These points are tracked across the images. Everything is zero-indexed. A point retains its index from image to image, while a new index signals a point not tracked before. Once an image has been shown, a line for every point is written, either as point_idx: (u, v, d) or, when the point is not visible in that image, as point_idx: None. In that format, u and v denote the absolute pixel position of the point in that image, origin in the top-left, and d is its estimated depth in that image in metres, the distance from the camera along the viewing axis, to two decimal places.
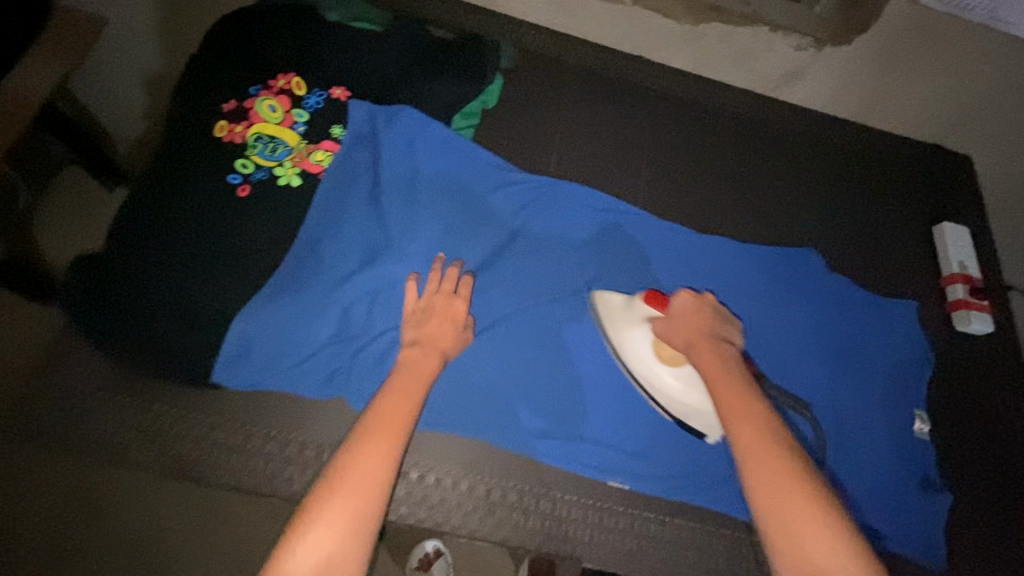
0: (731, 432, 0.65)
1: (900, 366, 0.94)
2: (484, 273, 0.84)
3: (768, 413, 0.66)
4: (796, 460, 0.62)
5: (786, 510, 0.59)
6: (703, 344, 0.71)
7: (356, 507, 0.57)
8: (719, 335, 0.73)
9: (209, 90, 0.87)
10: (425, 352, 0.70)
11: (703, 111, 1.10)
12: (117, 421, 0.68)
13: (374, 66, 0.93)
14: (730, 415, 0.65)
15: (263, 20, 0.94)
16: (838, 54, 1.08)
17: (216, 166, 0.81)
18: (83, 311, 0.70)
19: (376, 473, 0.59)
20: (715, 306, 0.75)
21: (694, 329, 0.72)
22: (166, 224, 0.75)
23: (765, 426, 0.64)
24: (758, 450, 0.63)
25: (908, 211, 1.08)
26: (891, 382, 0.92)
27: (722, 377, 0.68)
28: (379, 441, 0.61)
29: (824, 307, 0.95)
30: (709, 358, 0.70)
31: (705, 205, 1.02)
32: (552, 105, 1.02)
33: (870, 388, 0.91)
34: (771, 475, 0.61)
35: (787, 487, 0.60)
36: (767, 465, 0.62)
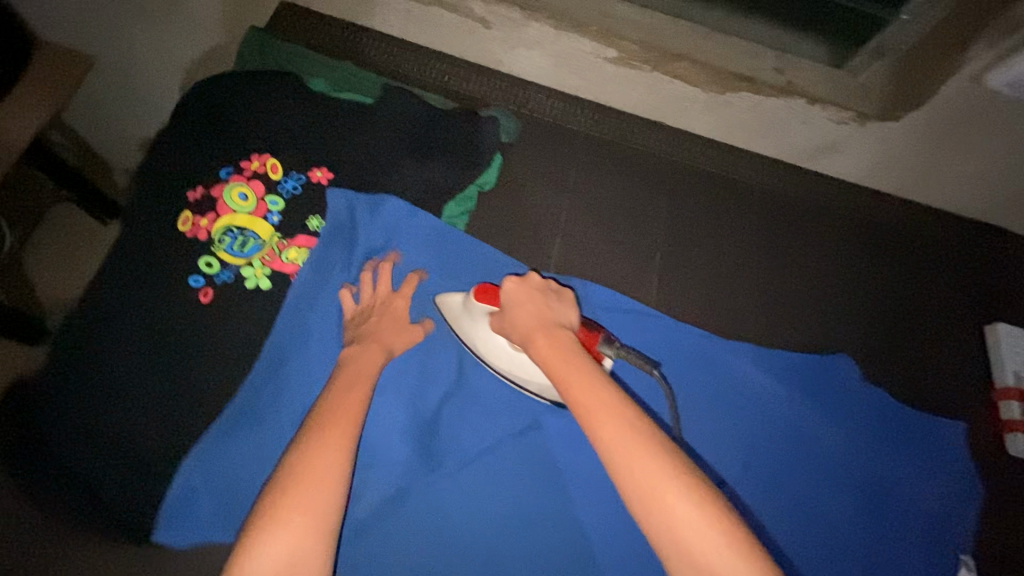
0: (591, 434, 0.55)
1: (939, 499, 0.83)
2: (470, 391, 0.75)
3: (613, 391, 0.57)
4: (652, 438, 0.54)
5: (653, 505, 0.51)
6: (539, 334, 0.62)
7: (312, 502, 0.53)
8: (552, 318, 0.64)
9: (176, 175, 0.80)
10: (363, 348, 0.69)
11: (727, 188, 0.99)
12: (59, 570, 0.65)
13: (359, 144, 0.84)
14: (583, 411, 0.56)
15: (239, 89, 0.86)
16: (886, 129, 0.91)
17: (176, 270, 0.74)
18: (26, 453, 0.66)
19: (337, 466, 0.55)
20: (542, 285, 0.67)
21: (530, 322, 0.63)
22: (113, 349, 0.69)
23: (613, 411, 0.56)
24: (624, 452, 0.53)
25: (955, 305, 0.96)
26: (925, 517, 0.83)
27: (566, 363, 0.59)
28: (336, 434, 0.57)
29: (850, 426, 0.85)
30: (547, 348, 0.61)
31: (723, 299, 0.92)
32: (555, 185, 0.93)
33: (898, 525, 0.82)
34: (636, 466, 0.52)
35: (654, 482, 0.52)
36: (636, 460, 0.53)
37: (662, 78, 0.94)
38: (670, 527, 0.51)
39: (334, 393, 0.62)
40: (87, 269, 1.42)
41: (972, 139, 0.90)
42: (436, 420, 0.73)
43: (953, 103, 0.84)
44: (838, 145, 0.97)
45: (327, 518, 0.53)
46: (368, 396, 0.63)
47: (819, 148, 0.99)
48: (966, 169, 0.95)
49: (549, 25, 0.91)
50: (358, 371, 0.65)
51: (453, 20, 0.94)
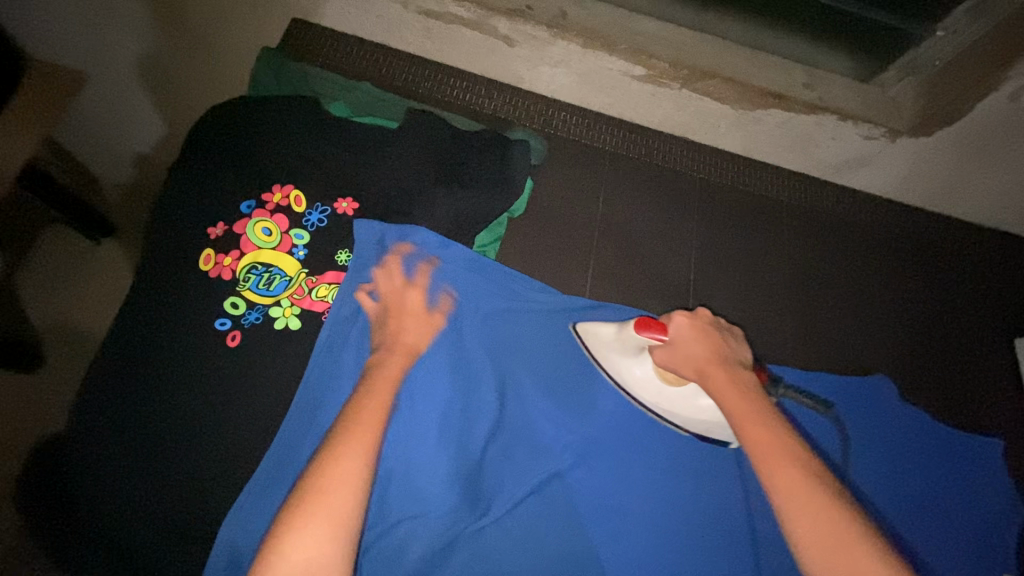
0: (767, 480, 0.54)
1: (1013, 526, 0.77)
2: (514, 430, 0.73)
3: (792, 438, 0.57)
4: (836, 495, 0.53)
5: (839, 567, 0.49)
6: (717, 371, 0.62)
7: (333, 508, 0.51)
8: (729, 357, 0.64)
9: (194, 209, 0.76)
10: (388, 354, 0.67)
11: (757, 206, 0.97)
12: None
13: (384, 171, 0.81)
14: (760, 454, 0.56)
15: (254, 115, 0.82)
16: (916, 145, 0.91)
17: (200, 312, 0.70)
18: (61, 515, 0.64)
19: (359, 473, 0.53)
20: (714, 322, 0.66)
21: (703, 356, 0.64)
22: (142, 402, 0.66)
23: (796, 459, 0.55)
24: (805, 504, 0.52)
25: (986, 318, 0.96)
26: (1007, 550, 0.75)
27: (741, 402, 0.59)
28: (357, 442, 0.55)
29: (914, 452, 0.79)
30: (723, 384, 0.61)
31: (759, 320, 0.90)
32: (584, 209, 0.91)
33: (980, 560, 0.74)
34: (813, 520, 0.51)
35: (839, 536, 0.50)
36: (814, 510, 0.52)
37: (691, 95, 0.92)
38: None
39: (365, 393, 0.61)
40: (84, 292, 1.35)
41: (1001, 152, 0.89)
42: (482, 463, 0.72)
43: (986, 118, 0.84)
44: (865, 160, 0.97)
45: (347, 523, 0.51)
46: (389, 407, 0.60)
47: (846, 163, 0.98)
48: (992, 182, 0.95)
49: (576, 43, 0.88)
50: (386, 375, 0.64)
51: (475, 38, 0.91)
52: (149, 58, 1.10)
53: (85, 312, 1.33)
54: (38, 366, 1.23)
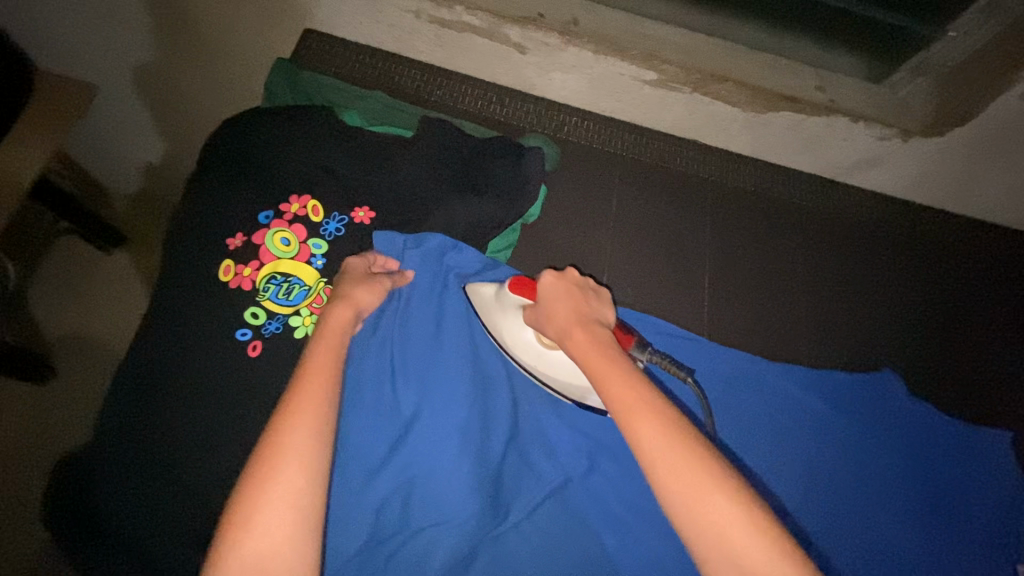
0: (628, 435, 0.50)
1: (1002, 512, 0.81)
2: (533, 435, 0.73)
3: (648, 386, 0.52)
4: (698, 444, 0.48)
5: (705, 518, 0.45)
6: (575, 328, 0.59)
7: (291, 483, 0.49)
8: (590, 314, 0.61)
9: (212, 220, 0.76)
10: (333, 307, 0.64)
11: (769, 208, 0.97)
12: None
13: (400, 180, 0.81)
14: (619, 407, 0.51)
15: (269, 126, 0.83)
16: (926, 145, 0.91)
17: (220, 323, 0.71)
18: (83, 527, 0.64)
19: (313, 443, 0.51)
20: (580, 281, 0.65)
21: (567, 315, 0.61)
22: (166, 412, 0.67)
23: (650, 407, 0.50)
24: (664, 454, 0.47)
25: (1000, 316, 0.95)
26: (992, 533, 0.79)
27: (601, 355, 0.56)
28: (311, 411, 0.52)
29: (912, 447, 0.82)
30: (583, 340, 0.58)
31: (774, 322, 0.90)
32: (597, 215, 0.91)
33: (968, 544, 0.78)
34: (677, 472, 0.47)
35: (699, 487, 0.46)
36: (669, 462, 0.47)
37: (703, 99, 0.93)
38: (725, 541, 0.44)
39: (310, 356, 0.58)
40: (97, 301, 1.35)
41: (1017, 150, 0.90)
42: (501, 469, 0.71)
43: (1000, 117, 0.84)
44: (876, 161, 0.97)
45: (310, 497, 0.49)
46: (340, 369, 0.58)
47: (857, 164, 0.98)
48: (1004, 181, 0.96)
49: (588, 49, 0.89)
50: (332, 336, 0.61)
51: (486, 46, 0.92)
52: (162, 70, 1.10)
53: (98, 321, 1.33)
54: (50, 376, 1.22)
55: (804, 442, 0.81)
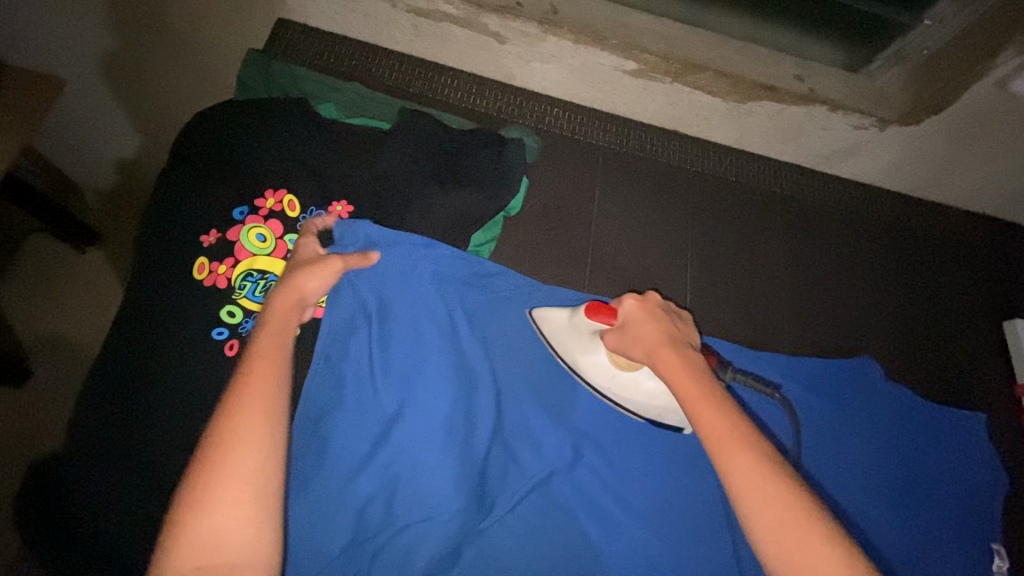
0: (723, 466, 0.53)
1: (974, 491, 0.82)
2: (517, 428, 0.73)
3: (745, 422, 0.55)
4: (793, 479, 0.52)
5: (789, 547, 0.49)
6: (668, 353, 0.60)
7: (241, 474, 0.49)
8: (682, 339, 0.62)
9: (185, 217, 0.74)
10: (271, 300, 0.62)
11: (750, 198, 0.98)
12: None
13: (379, 173, 0.80)
14: (717, 441, 0.54)
15: (243, 119, 0.81)
16: (905, 134, 0.92)
17: (196, 321, 0.69)
18: (54, 534, 0.62)
19: (260, 422, 0.51)
20: (664, 304, 0.64)
21: (655, 339, 0.61)
22: (139, 413, 0.65)
23: (747, 443, 0.53)
24: (760, 486, 0.51)
25: (974, 301, 0.97)
26: (966, 511, 0.81)
27: (695, 386, 0.57)
28: (257, 391, 0.53)
29: (888, 431, 0.84)
30: (676, 367, 0.59)
31: (755, 311, 0.90)
32: (578, 206, 0.90)
33: (945, 525, 0.80)
34: (769, 503, 0.51)
35: (790, 522, 0.50)
36: (768, 498, 0.51)
37: (684, 88, 0.92)
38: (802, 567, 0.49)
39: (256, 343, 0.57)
40: (69, 302, 1.32)
41: (991, 138, 0.92)
42: (485, 464, 0.71)
43: (975, 106, 0.85)
44: (855, 149, 0.98)
45: (265, 486, 0.49)
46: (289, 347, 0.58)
47: (836, 152, 0.99)
48: (978, 168, 0.97)
49: (568, 39, 0.88)
50: (276, 331, 0.59)
51: (464, 36, 0.90)
52: (131, 62, 1.07)
53: (71, 321, 1.30)
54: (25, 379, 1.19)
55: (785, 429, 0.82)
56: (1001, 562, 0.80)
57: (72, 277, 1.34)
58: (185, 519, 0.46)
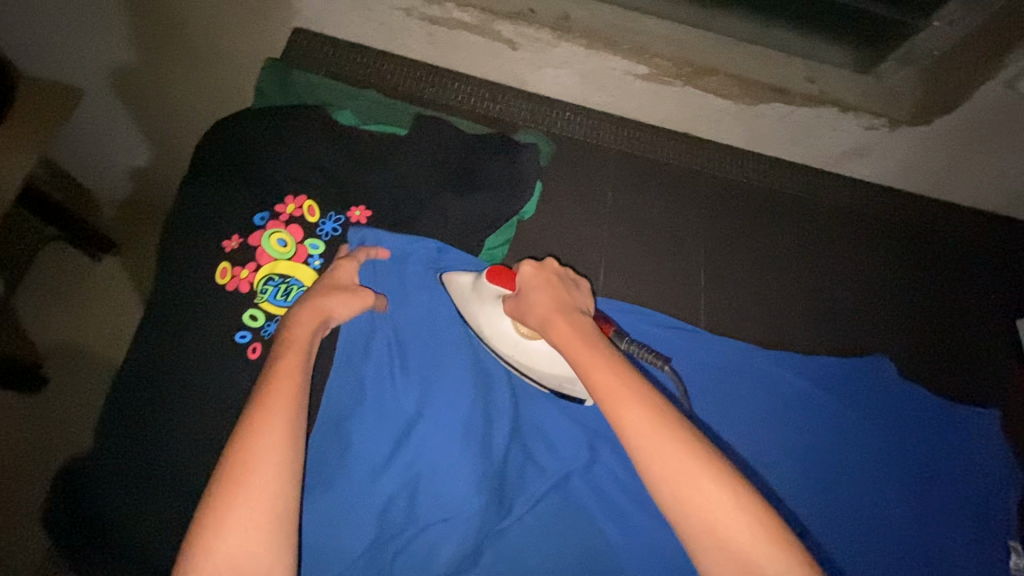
0: (614, 419, 0.52)
1: (988, 489, 0.83)
2: (534, 428, 0.74)
3: (634, 375, 0.55)
4: (685, 428, 0.51)
5: (682, 493, 0.48)
6: (558, 316, 0.61)
7: (261, 486, 0.50)
8: (572, 304, 0.63)
9: (208, 223, 0.76)
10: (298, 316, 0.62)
11: (761, 199, 0.99)
12: None
13: (395, 178, 0.81)
14: (605, 395, 0.53)
15: (262, 126, 0.82)
16: (914, 134, 0.93)
17: (220, 325, 0.70)
18: (89, 534, 0.64)
19: (276, 448, 0.52)
20: (559, 271, 0.66)
21: (546, 304, 0.62)
22: (166, 416, 0.66)
23: (636, 394, 0.53)
24: (650, 433, 0.50)
25: (986, 300, 0.98)
26: (980, 508, 0.82)
27: (583, 344, 0.58)
28: (273, 415, 0.53)
29: (900, 429, 0.84)
30: (565, 329, 0.59)
31: (767, 310, 0.91)
32: (591, 209, 0.92)
33: (957, 522, 0.81)
34: (660, 451, 0.49)
35: (685, 472, 0.49)
36: (658, 446, 0.50)
37: (694, 92, 0.93)
38: (707, 516, 0.47)
39: (274, 366, 0.57)
40: (85, 309, 1.33)
41: (1002, 137, 0.92)
42: (504, 464, 0.72)
43: (986, 105, 0.86)
44: (865, 150, 0.99)
45: (281, 507, 0.50)
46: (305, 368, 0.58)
47: (845, 153, 1.00)
48: (988, 167, 0.97)
49: (580, 45, 0.89)
50: (301, 349, 0.59)
51: (478, 43, 0.92)
52: (149, 72, 1.09)
53: (89, 327, 1.32)
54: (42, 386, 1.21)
55: (798, 427, 0.83)
56: (1019, 559, 0.80)
57: (90, 283, 1.36)
58: (208, 532, 0.48)
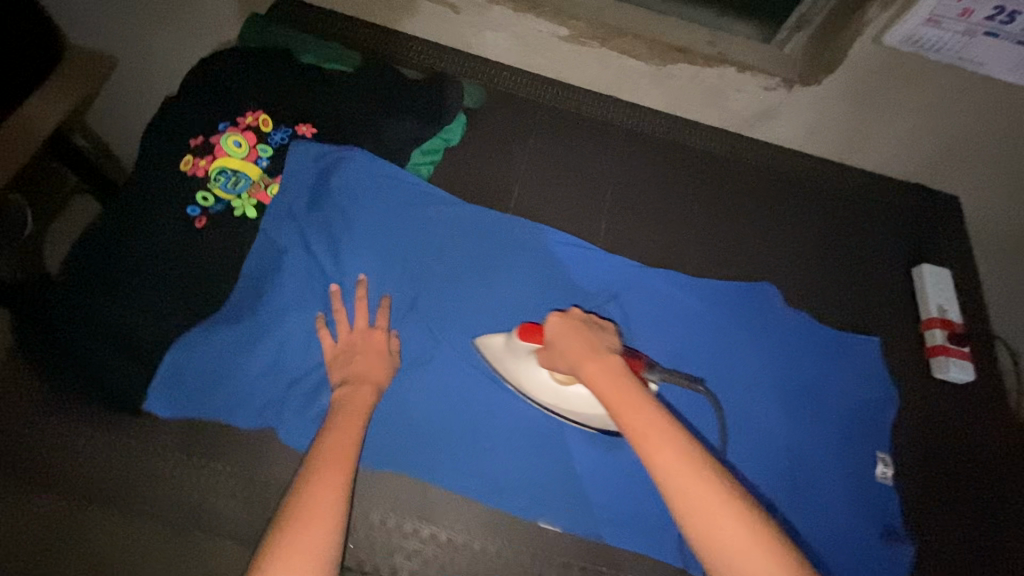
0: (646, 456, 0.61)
1: (861, 406, 0.89)
2: (429, 307, 0.85)
3: (663, 415, 0.63)
4: (706, 460, 0.60)
5: (711, 526, 0.57)
6: (590, 360, 0.68)
7: (314, 535, 0.59)
8: (602, 345, 0.70)
9: (177, 127, 0.91)
10: (354, 386, 0.73)
11: (675, 152, 1.09)
12: (34, 441, 0.70)
13: (339, 105, 0.96)
14: (636, 433, 0.62)
15: (235, 59, 0.99)
16: (808, 95, 1.04)
17: (174, 200, 0.84)
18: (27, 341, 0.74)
19: (330, 503, 0.61)
20: (583, 317, 0.73)
21: (579, 350, 0.69)
22: (115, 257, 0.79)
23: (666, 435, 0.61)
24: (676, 470, 0.59)
25: (886, 251, 1.04)
26: (849, 422, 0.87)
27: (615, 387, 0.65)
28: (329, 474, 0.63)
29: (778, 346, 0.91)
30: (597, 372, 0.66)
31: (668, 241, 1.00)
32: (513, 145, 1.03)
33: (826, 430, 0.87)
34: (689, 487, 0.58)
35: (702, 500, 0.58)
36: (686, 481, 0.59)
37: (611, 53, 1.07)
38: (725, 546, 0.56)
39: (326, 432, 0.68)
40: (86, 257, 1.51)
41: (891, 100, 1.01)
42: (397, 331, 0.82)
43: (864, 63, 0.96)
44: (772, 112, 1.09)
45: (324, 553, 0.58)
46: (360, 435, 0.69)
47: (756, 115, 1.11)
48: (885, 130, 1.06)
49: (509, 8, 1.05)
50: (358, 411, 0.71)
51: (426, 7, 1.09)
52: (168, 39, 1.31)
53: None
54: None
55: (677, 336, 0.90)
56: (885, 469, 0.85)
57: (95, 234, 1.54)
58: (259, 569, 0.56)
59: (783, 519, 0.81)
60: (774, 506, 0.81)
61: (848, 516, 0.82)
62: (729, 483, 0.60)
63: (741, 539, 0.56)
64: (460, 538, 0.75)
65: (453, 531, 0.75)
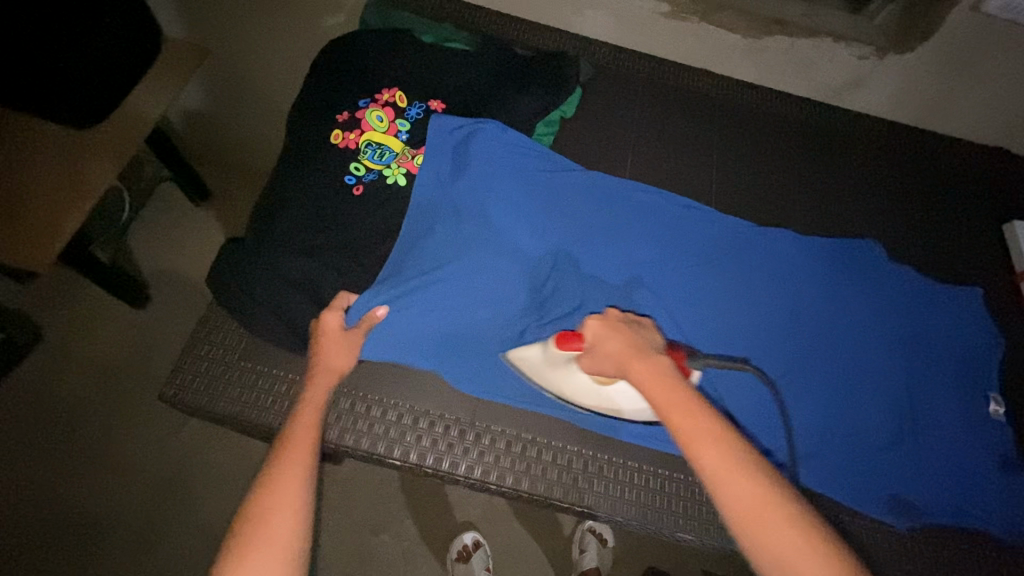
0: (696, 458, 0.59)
1: (969, 350, 0.95)
2: (568, 265, 0.92)
3: (706, 411, 0.63)
4: (753, 461, 0.59)
5: (765, 530, 0.54)
6: (635, 359, 0.68)
7: (280, 526, 0.60)
8: (647, 346, 0.71)
9: (323, 105, 0.97)
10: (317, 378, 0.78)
11: (769, 123, 1.15)
12: (266, 383, 0.84)
13: (465, 82, 1.03)
14: (685, 433, 0.61)
15: (363, 40, 1.04)
16: (901, 62, 1.08)
17: (331, 171, 0.90)
18: (231, 296, 0.84)
19: (292, 492, 0.63)
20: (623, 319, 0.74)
21: (623, 350, 0.70)
22: (290, 222, 0.87)
23: (713, 434, 0.60)
24: (726, 469, 0.58)
25: (974, 209, 1.10)
26: (962, 364, 0.94)
27: (661, 385, 0.65)
28: (293, 465, 0.66)
29: (888, 296, 0.97)
30: (645, 371, 0.67)
31: (770, 205, 1.06)
32: (622, 117, 1.10)
33: (939, 371, 0.93)
34: (741, 486, 0.56)
35: (753, 501, 0.56)
36: (739, 483, 0.57)
37: (708, 27, 1.13)
38: (783, 554, 0.53)
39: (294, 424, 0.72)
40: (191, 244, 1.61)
41: (981, 67, 1.06)
42: (542, 287, 0.90)
43: (959, 31, 1.01)
44: (861, 81, 1.15)
45: (291, 545, 0.60)
46: (320, 417, 0.74)
47: (843, 85, 1.16)
48: (973, 94, 1.11)
49: None
50: (315, 400, 0.75)
51: None
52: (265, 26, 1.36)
53: (180, 255, 1.58)
54: (144, 302, 1.48)
55: (792, 288, 0.96)
56: (997, 407, 0.92)
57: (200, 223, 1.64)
58: (233, 558, 0.58)
59: (909, 452, 0.88)
60: (900, 441, 0.88)
61: (968, 450, 0.88)
62: (779, 485, 0.58)
63: (789, 539, 0.54)
64: (624, 472, 0.83)
65: (615, 465, 0.83)
